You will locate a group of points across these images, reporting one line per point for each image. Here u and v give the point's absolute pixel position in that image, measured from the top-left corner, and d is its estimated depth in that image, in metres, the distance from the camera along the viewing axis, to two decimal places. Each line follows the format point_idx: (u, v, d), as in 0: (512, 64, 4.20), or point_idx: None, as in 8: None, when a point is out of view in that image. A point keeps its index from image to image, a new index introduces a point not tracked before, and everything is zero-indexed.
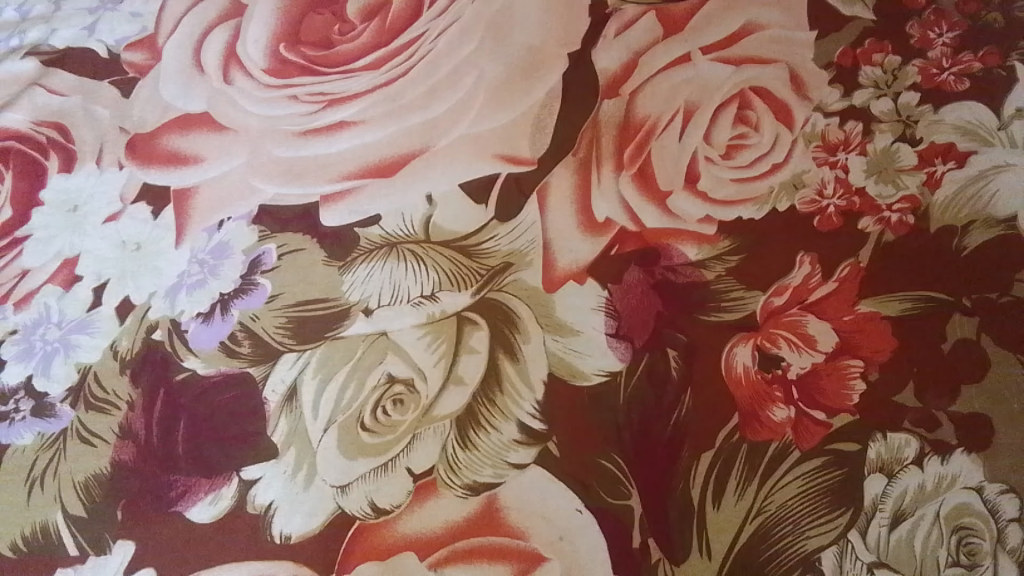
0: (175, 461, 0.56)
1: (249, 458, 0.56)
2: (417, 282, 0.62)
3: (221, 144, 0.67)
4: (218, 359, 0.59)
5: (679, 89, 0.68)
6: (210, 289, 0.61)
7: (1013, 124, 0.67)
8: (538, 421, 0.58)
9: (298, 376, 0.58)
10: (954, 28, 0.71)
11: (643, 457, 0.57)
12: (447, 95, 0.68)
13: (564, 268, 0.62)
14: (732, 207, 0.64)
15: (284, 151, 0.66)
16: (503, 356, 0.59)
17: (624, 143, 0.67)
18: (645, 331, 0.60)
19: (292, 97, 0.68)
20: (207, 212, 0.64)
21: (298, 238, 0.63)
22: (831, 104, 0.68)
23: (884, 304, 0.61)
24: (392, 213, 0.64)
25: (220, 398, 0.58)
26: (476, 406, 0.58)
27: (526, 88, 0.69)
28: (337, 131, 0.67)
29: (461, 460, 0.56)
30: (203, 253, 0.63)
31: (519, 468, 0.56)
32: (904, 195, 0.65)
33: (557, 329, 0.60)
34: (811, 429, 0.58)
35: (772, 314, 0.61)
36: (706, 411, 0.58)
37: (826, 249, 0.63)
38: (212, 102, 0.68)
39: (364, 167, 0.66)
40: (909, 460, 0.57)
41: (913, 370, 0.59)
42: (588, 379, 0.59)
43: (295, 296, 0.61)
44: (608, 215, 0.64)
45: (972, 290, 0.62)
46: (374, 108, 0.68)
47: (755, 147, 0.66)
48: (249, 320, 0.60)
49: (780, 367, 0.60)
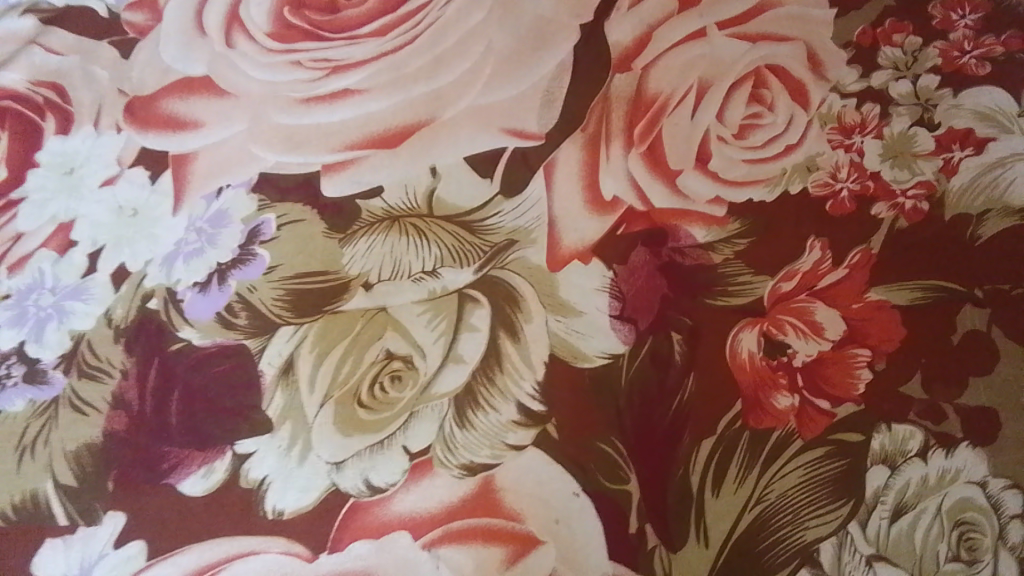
0: (168, 432, 0.55)
1: (243, 432, 0.55)
2: (419, 257, 0.60)
3: (221, 109, 0.65)
4: (214, 329, 0.58)
5: (693, 65, 0.67)
6: (207, 259, 0.60)
7: None
8: (537, 402, 0.57)
9: (295, 349, 0.57)
10: (977, 10, 0.69)
11: (643, 441, 0.56)
12: (454, 66, 0.67)
13: (570, 246, 0.61)
14: (743, 188, 0.63)
15: (285, 118, 0.65)
16: (503, 335, 0.58)
17: (634, 120, 0.65)
18: (650, 313, 0.59)
19: (295, 63, 0.66)
20: (205, 179, 0.63)
21: (298, 208, 0.62)
22: (848, 85, 0.66)
23: (894, 292, 0.60)
24: (395, 185, 0.63)
25: (215, 370, 0.57)
26: (475, 384, 0.57)
27: (536, 59, 0.67)
28: (340, 99, 0.66)
29: (459, 439, 0.56)
30: (201, 221, 0.62)
31: (517, 450, 0.55)
32: (919, 181, 0.63)
33: (559, 309, 0.59)
34: (815, 418, 0.57)
35: (780, 299, 0.60)
36: (709, 397, 0.57)
37: (837, 234, 0.62)
38: (213, 65, 0.67)
39: (368, 138, 0.64)
40: (913, 453, 0.56)
41: (921, 361, 0.58)
42: (591, 361, 0.58)
43: (294, 267, 0.60)
44: (616, 193, 0.63)
45: (985, 281, 0.60)
46: (379, 76, 0.66)
47: (769, 127, 0.64)
48: (246, 291, 0.59)
49: (785, 354, 0.59)
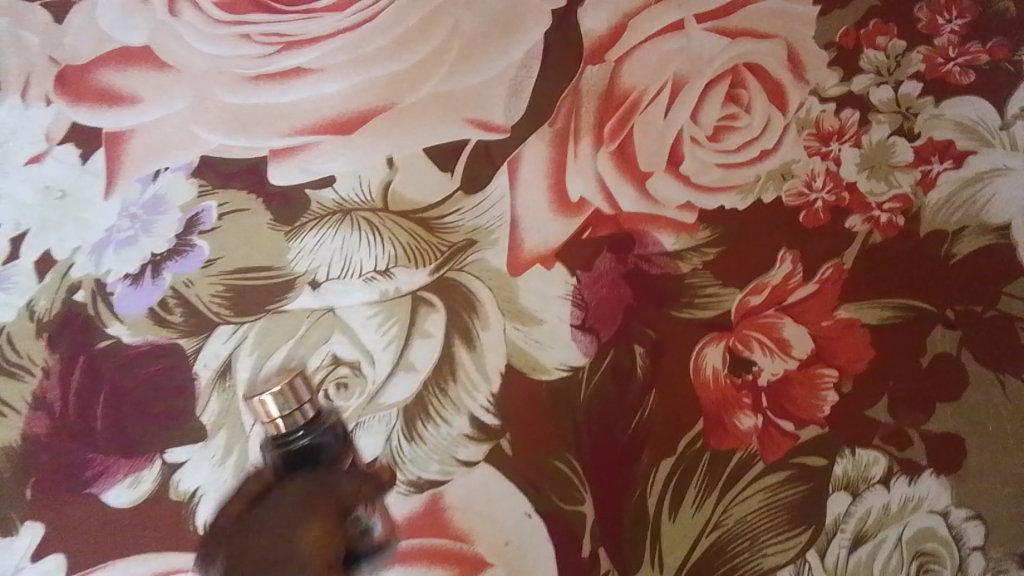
0: (92, 438, 0.51)
1: (175, 439, 0.52)
2: (371, 255, 0.57)
3: (162, 84, 0.60)
4: (146, 327, 0.54)
5: (669, 59, 0.63)
6: (141, 248, 0.56)
7: (1016, 125, 0.62)
8: (491, 416, 0.54)
9: (234, 350, 0.53)
10: (964, 14, 0.66)
11: (600, 460, 0.53)
12: (416, 47, 0.62)
13: (532, 250, 0.58)
14: (715, 194, 0.60)
15: (232, 97, 0.60)
16: (458, 342, 0.55)
17: (605, 116, 0.61)
18: (612, 324, 0.57)
19: (244, 36, 0.61)
20: (142, 160, 0.58)
21: (243, 196, 0.58)
22: (828, 89, 0.63)
23: (864, 310, 0.58)
24: (348, 175, 0.59)
25: (147, 371, 0.53)
26: (426, 395, 0.54)
27: (504, 45, 0.63)
28: (292, 78, 0.61)
29: (407, 454, 0.53)
30: (135, 207, 0.57)
31: (467, 466, 0.53)
32: (896, 194, 0.61)
33: (518, 316, 0.56)
34: (778, 440, 0.55)
35: (747, 314, 0.57)
36: (671, 415, 0.55)
37: (810, 247, 0.59)
38: (154, 35, 0.62)
39: (321, 122, 0.60)
40: (876, 479, 0.54)
41: (887, 384, 0.56)
42: (549, 373, 0.55)
43: (235, 261, 0.56)
44: (583, 193, 0.60)
45: (956, 302, 0.58)
46: (336, 55, 0.61)
47: (745, 130, 0.61)
48: (182, 285, 0.55)
49: (751, 372, 0.56)
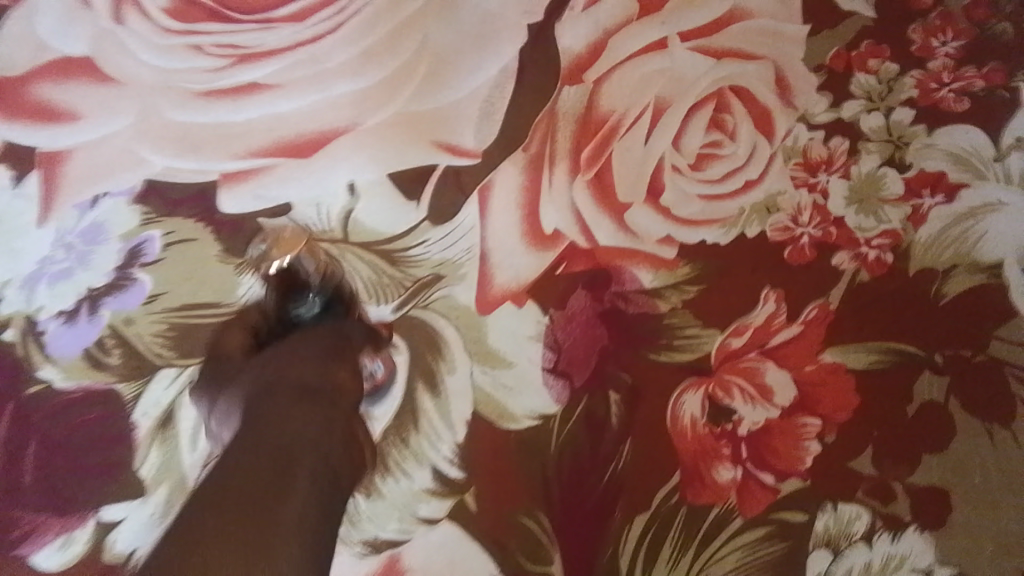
0: (20, 493, 0.48)
1: (110, 496, 0.48)
2: None
3: (104, 100, 0.56)
4: (81, 371, 0.50)
5: (651, 80, 0.60)
6: (77, 282, 0.52)
7: (1010, 156, 0.59)
8: (455, 469, 0.51)
9: (177, 397, 0.50)
10: (960, 36, 0.62)
11: (570, 516, 0.50)
12: (381, 63, 0.58)
13: (502, 286, 0.54)
14: (697, 227, 0.57)
15: (180, 115, 0.56)
16: (421, 388, 0.52)
17: (582, 141, 0.58)
18: (586, 368, 0.53)
19: (196, 48, 0.57)
20: (80, 184, 0.54)
21: (189, 225, 0.53)
22: (817, 115, 0.60)
23: (850, 354, 0.55)
24: (307, 202, 0.55)
25: (81, 420, 0.49)
26: (386, 446, 0.51)
27: (475, 61, 0.59)
28: (246, 95, 0.56)
29: (364, 511, 0.50)
30: (72, 236, 0.53)
31: (429, 523, 0.50)
32: (885, 230, 0.58)
33: (486, 358, 0.53)
34: (757, 494, 0.52)
35: (728, 357, 0.54)
36: (646, 467, 0.52)
37: (794, 286, 0.56)
38: (98, 45, 0.57)
39: (276, 143, 0.56)
40: (858, 535, 0.52)
41: (872, 433, 0.54)
42: (518, 422, 0.52)
43: (180, 297, 0.52)
44: (557, 225, 0.56)
45: (945, 346, 0.56)
46: (295, 70, 0.57)
47: (729, 159, 0.58)
48: (122, 325, 0.51)
49: (730, 421, 0.53)
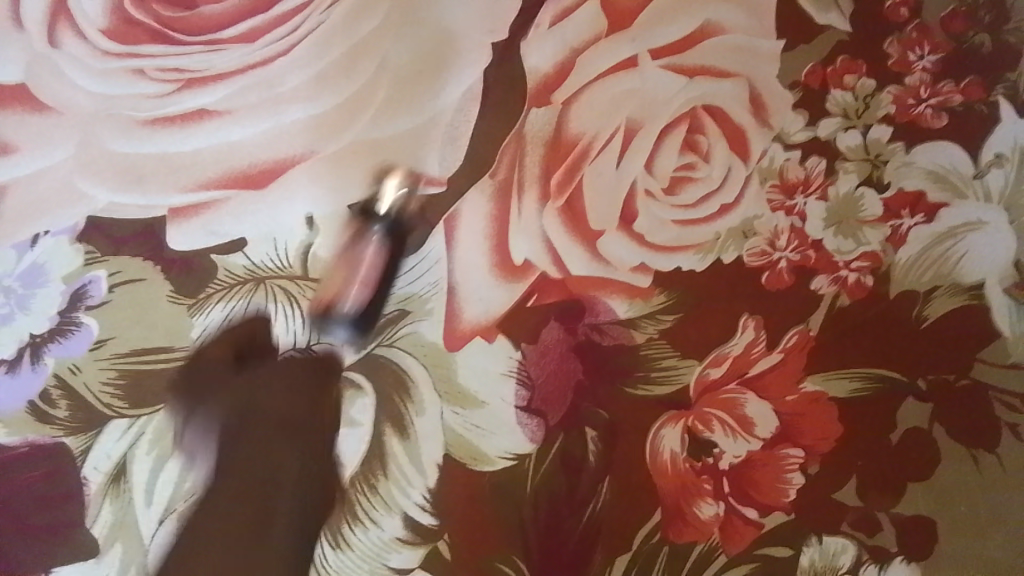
0: None
1: (60, 557, 0.45)
2: (289, 331, 0.50)
3: (41, 130, 0.53)
4: (25, 424, 0.47)
5: (621, 101, 0.57)
6: (16, 329, 0.49)
7: (990, 173, 0.58)
8: (427, 515, 0.48)
9: (128, 449, 0.47)
10: (936, 50, 0.61)
11: (548, 561, 0.48)
12: (338, 87, 0.55)
13: (471, 321, 0.52)
14: (672, 254, 0.55)
15: (122, 145, 0.53)
16: (389, 431, 0.50)
17: (552, 165, 0.56)
18: (561, 405, 0.51)
19: (138, 71, 0.54)
20: (19, 223, 0.51)
21: (137, 264, 0.50)
22: (793, 134, 0.58)
23: (831, 382, 0.54)
24: (261, 238, 0.52)
25: (25, 477, 0.46)
26: (353, 494, 0.49)
27: (437, 85, 0.57)
28: (194, 122, 0.53)
29: (332, 563, 0.47)
30: (11, 278, 0.50)
31: (400, 573, 0.48)
32: (864, 252, 0.56)
33: (457, 397, 0.51)
34: (741, 530, 0.50)
35: (708, 389, 0.52)
36: (626, 507, 0.50)
37: (774, 312, 0.54)
38: (32, 70, 0.53)
39: (228, 174, 0.53)
40: (844, 569, 0.50)
41: (856, 464, 0.52)
42: (492, 464, 0.50)
43: (129, 342, 0.49)
44: (527, 255, 0.54)
45: (927, 370, 0.54)
46: (246, 95, 0.54)
47: (704, 181, 0.56)
48: (67, 372, 0.48)
49: (711, 455, 0.51)
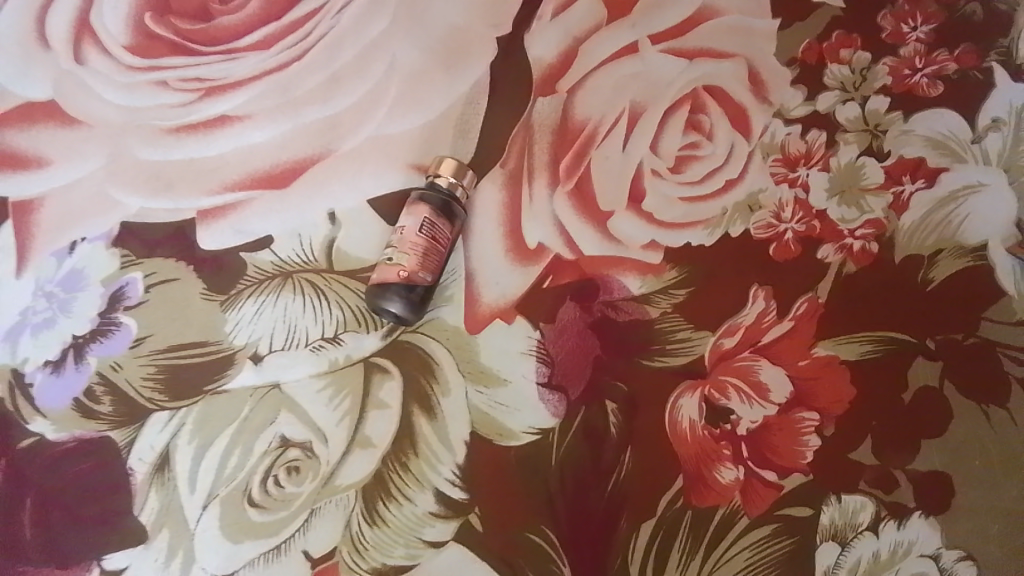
0: (21, 549, 0.47)
1: (112, 544, 0.47)
2: (317, 322, 0.52)
3: (72, 143, 0.55)
4: (72, 421, 0.49)
5: (624, 86, 0.59)
6: (59, 331, 0.51)
7: (987, 137, 0.60)
8: (458, 490, 0.50)
9: (171, 440, 0.49)
10: (929, 21, 0.63)
11: (577, 530, 0.50)
12: (352, 86, 0.58)
13: (490, 304, 0.54)
14: (681, 230, 0.57)
15: (149, 153, 0.55)
16: (417, 411, 0.51)
17: (561, 151, 0.58)
18: (581, 380, 0.53)
19: (161, 83, 0.56)
20: (55, 232, 0.53)
21: (170, 264, 0.53)
22: (793, 109, 0.60)
23: (843, 346, 0.55)
24: (286, 235, 0.54)
25: (75, 470, 0.48)
26: (386, 472, 0.50)
27: (446, 81, 0.59)
28: (216, 128, 0.56)
29: (368, 539, 0.49)
30: (51, 284, 0.52)
31: (435, 547, 0.49)
32: (868, 219, 0.58)
33: (481, 377, 0.52)
34: (761, 492, 0.52)
35: (722, 358, 0.54)
36: (648, 475, 0.52)
37: (783, 282, 0.56)
38: (60, 86, 0.56)
39: (251, 175, 0.55)
40: (864, 526, 0.52)
41: (871, 424, 0.54)
42: (517, 438, 0.51)
43: (167, 339, 0.51)
44: (541, 239, 0.56)
45: (936, 331, 0.56)
46: (264, 99, 0.57)
47: (709, 159, 0.58)
48: (110, 370, 0.50)
49: (729, 422, 0.53)
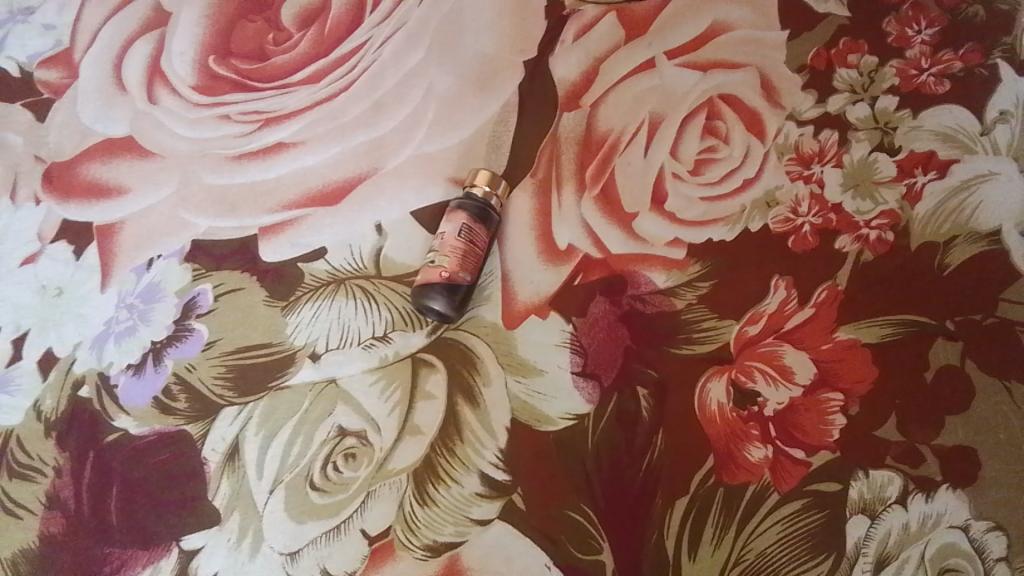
0: (108, 533, 0.53)
1: (189, 526, 0.53)
2: (369, 322, 0.58)
3: (147, 173, 0.64)
4: (151, 416, 0.56)
5: (644, 98, 0.65)
6: (140, 338, 0.59)
7: (996, 129, 0.61)
8: (501, 472, 0.54)
9: (240, 432, 0.55)
10: (933, 24, 0.66)
11: (614, 506, 0.52)
12: (393, 112, 0.65)
13: (525, 301, 0.59)
14: (702, 228, 0.60)
15: (216, 178, 0.64)
16: (461, 401, 0.55)
17: (586, 161, 0.63)
18: (613, 368, 0.56)
19: (224, 117, 0.65)
20: (135, 251, 0.62)
21: (236, 276, 0.60)
22: (805, 112, 0.63)
23: (863, 330, 0.56)
24: (339, 246, 0.61)
25: (155, 460, 0.55)
26: (434, 457, 0.54)
27: (478, 101, 0.66)
28: (275, 154, 0.64)
29: (420, 518, 0.53)
30: (132, 297, 0.60)
31: (482, 525, 0.52)
32: (883, 211, 0.60)
33: (519, 368, 0.56)
34: (790, 469, 0.53)
35: (747, 344, 0.56)
36: (680, 455, 0.54)
37: (803, 271, 0.58)
38: (137, 124, 0.66)
39: (306, 195, 0.63)
40: (893, 499, 0.52)
41: (894, 403, 0.54)
42: (555, 423, 0.55)
43: (234, 342, 0.58)
44: (571, 241, 0.61)
45: (955, 312, 0.56)
46: (316, 126, 0.65)
47: (726, 161, 0.62)
48: (185, 371, 0.57)
49: (756, 403, 0.55)
